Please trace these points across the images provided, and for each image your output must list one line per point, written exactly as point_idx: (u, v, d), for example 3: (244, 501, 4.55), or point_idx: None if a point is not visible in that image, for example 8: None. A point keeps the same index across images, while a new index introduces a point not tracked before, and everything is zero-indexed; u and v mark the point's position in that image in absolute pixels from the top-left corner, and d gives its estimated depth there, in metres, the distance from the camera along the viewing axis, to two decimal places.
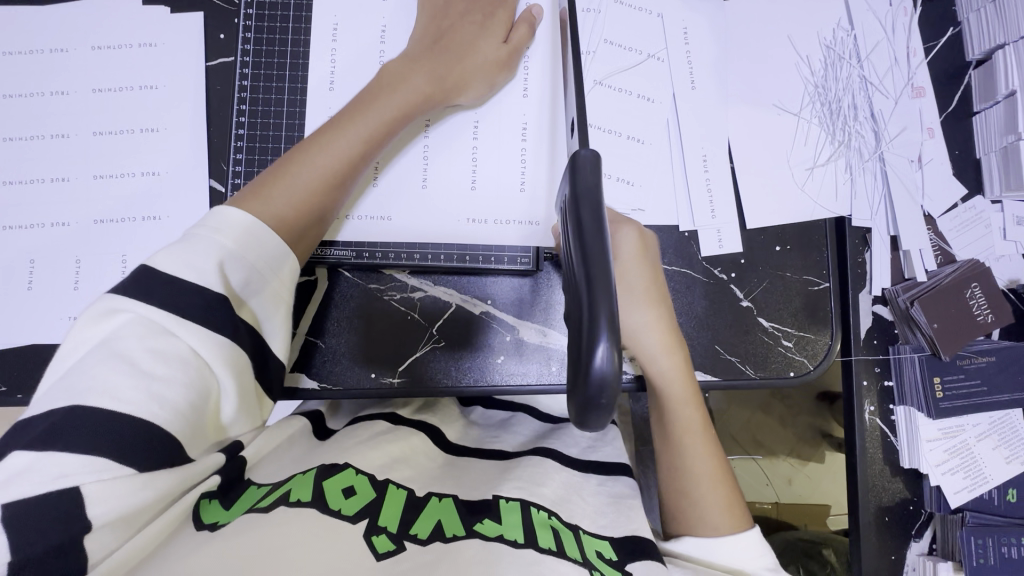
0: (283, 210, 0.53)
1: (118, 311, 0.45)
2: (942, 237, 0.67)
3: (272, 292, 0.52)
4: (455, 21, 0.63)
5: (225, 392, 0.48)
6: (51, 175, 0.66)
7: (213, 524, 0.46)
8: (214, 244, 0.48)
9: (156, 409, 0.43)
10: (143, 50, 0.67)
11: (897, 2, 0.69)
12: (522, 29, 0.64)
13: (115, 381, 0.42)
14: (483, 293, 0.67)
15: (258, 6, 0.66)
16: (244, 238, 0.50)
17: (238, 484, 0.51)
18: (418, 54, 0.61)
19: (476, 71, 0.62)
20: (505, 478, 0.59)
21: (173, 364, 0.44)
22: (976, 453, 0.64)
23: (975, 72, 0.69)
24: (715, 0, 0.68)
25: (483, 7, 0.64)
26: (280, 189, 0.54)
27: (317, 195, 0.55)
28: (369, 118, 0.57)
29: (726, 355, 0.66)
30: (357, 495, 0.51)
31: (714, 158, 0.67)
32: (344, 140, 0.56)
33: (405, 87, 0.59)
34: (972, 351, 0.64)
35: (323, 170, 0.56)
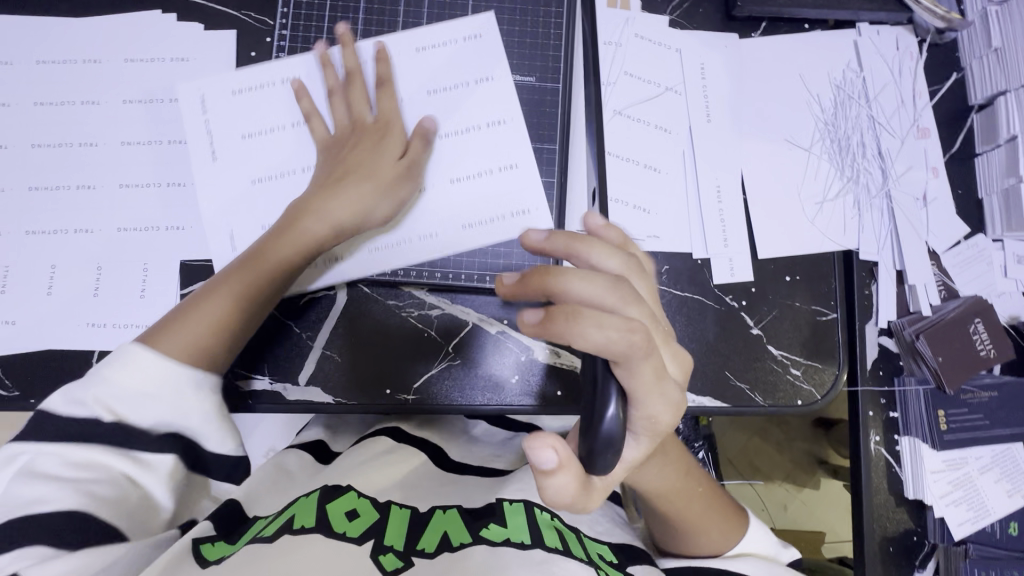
0: (220, 310, 0.55)
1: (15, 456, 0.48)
2: (946, 273, 0.69)
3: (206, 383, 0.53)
4: (354, 152, 0.62)
5: (148, 484, 0.51)
6: (77, 183, 0.67)
7: (218, 558, 0.48)
8: (98, 381, 0.50)
9: (82, 502, 0.47)
10: (176, 64, 0.69)
11: (904, 47, 0.72)
12: (416, 143, 0.62)
13: (40, 494, 0.46)
14: (500, 312, 0.68)
15: (292, 26, 0.68)
16: (136, 369, 0.51)
17: (240, 524, 0.54)
18: (345, 142, 0.63)
19: (415, 156, 0.62)
20: (512, 481, 0.61)
21: (90, 468, 0.49)
22: (979, 486, 0.65)
23: (977, 115, 0.72)
24: (730, 38, 0.71)
25: (376, 130, 0.63)
26: (170, 333, 0.54)
27: (225, 331, 0.55)
28: (315, 214, 0.58)
29: (736, 382, 0.67)
30: (361, 517, 0.53)
31: (728, 189, 0.69)
32: (291, 238, 0.58)
33: (303, 227, 0.58)
34: (975, 386, 0.66)
35: (228, 308, 0.55)
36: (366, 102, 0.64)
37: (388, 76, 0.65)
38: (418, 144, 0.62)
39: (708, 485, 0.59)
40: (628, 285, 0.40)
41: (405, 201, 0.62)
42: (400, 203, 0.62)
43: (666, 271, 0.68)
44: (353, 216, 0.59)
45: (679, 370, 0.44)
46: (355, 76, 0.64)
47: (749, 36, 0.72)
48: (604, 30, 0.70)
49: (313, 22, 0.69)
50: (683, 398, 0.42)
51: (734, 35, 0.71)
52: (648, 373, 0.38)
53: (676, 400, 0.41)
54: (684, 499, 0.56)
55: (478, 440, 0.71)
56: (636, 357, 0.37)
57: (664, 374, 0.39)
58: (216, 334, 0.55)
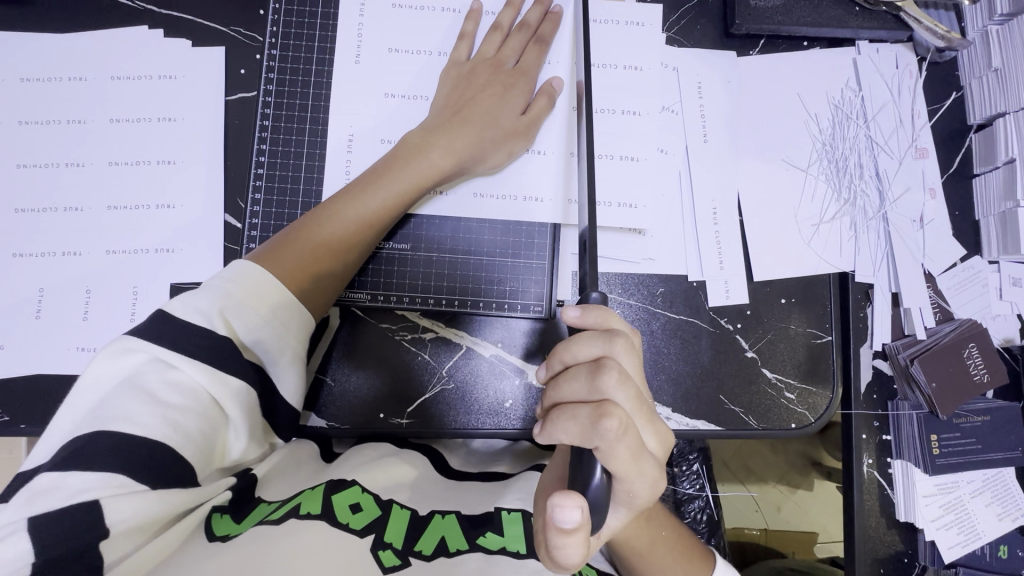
0: (339, 231, 0.58)
1: (132, 351, 0.46)
2: (941, 295, 0.69)
3: (280, 335, 0.53)
4: (474, 93, 0.64)
5: (234, 427, 0.49)
6: (64, 205, 0.66)
7: (224, 536, 0.46)
8: (221, 293, 0.50)
9: (169, 432, 0.44)
10: (164, 82, 0.67)
11: (904, 65, 0.71)
12: (541, 102, 0.65)
13: (135, 411, 0.44)
14: (493, 336, 0.67)
15: (281, 44, 0.66)
16: (250, 288, 0.51)
17: (250, 499, 0.51)
18: (474, 79, 0.65)
19: (538, 113, 0.65)
20: (507, 489, 0.59)
21: (188, 395, 0.47)
22: (970, 510, 0.66)
23: (976, 136, 0.71)
24: (729, 56, 0.70)
25: (503, 80, 0.65)
26: (289, 252, 0.56)
27: (328, 259, 0.58)
28: (435, 146, 0.61)
29: (730, 406, 0.67)
30: (364, 511, 0.52)
31: (724, 211, 0.68)
32: (411, 171, 0.61)
33: (422, 159, 0.61)
34: (968, 410, 0.66)
35: (338, 236, 0.58)
36: (516, 48, 0.66)
37: (549, 37, 0.67)
38: (543, 102, 0.65)
39: (672, 529, 0.58)
40: (607, 371, 0.42)
41: (517, 153, 0.65)
42: (511, 154, 0.65)
43: (661, 293, 0.68)
44: (468, 156, 0.62)
45: (660, 448, 0.44)
46: (530, 26, 0.66)
47: (748, 54, 0.71)
48: (601, 48, 0.68)
49: (302, 39, 0.67)
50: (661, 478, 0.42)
51: (732, 53, 0.70)
52: (626, 453, 0.40)
53: (655, 475, 0.42)
54: (646, 545, 0.55)
55: (478, 450, 0.69)
56: (608, 440, 0.40)
57: (642, 454, 0.41)
58: (327, 255, 0.58)
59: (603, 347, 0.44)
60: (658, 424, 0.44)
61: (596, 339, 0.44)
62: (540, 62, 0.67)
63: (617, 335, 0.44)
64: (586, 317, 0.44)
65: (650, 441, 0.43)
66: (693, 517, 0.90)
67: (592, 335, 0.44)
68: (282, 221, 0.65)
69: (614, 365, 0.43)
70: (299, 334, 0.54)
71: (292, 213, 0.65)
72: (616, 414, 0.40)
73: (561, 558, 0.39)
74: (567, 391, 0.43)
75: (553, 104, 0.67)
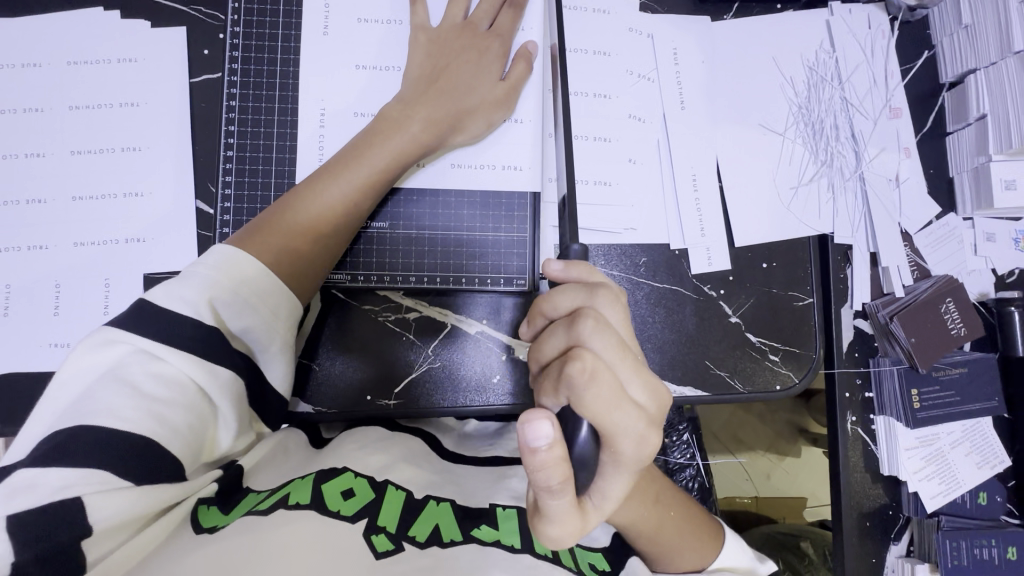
0: (323, 209, 0.57)
1: (115, 341, 0.45)
2: (918, 253, 0.70)
3: (269, 324, 0.52)
4: (450, 60, 0.63)
5: (223, 419, 0.49)
6: (26, 197, 0.64)
7: (212, 526, 0.45)
8: (208, 281, 0.49)
9: (155, 427, 0.43)
10: (123, 65, 0.65)
11: (876, 25, 0.71)
12: (520, 66, 0.64)
13: (118, 403, 0.43)
14: (477, 312, 0.67)
15: (244, 22, 0.64)
16: (235, 275, 0.50)
17: (238, 490, 0.50)
18: (447, 45, 0.63)
19: (516, 78, 0.64)
20: (503, 484, 0.59)
21: (173, 387, 0.45)
22: (950, 460, 0.67)
23: (948, 94, 0.72)
24: (703, 21, 0.70)
25: (478, 45, 0.64)
26: (271, 236, 0.55)
27: (312, 241, 0.57)
28: (415, 118, 0.60)
29: (716, 370, 0.67)
30: (356, 497, 0.51)
31: (703, 177, 0.68)
32: (392, 144, 0.59)
33: (402, 132, 0.59)
34: (947, 363, 0.67)
35: (320, 218, 0.57)
36: (490, 11, 0.65)
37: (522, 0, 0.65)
38: (522, 67, 0.64)
39: (681, 512, 0.59)
40: (581, 320, 0.43)
41: (497, 123, 0.64)
42: (490, 124, 0.64)
43: (644, 263, 0.68)
44: (448, 127, 0.61)
45: (654, 403, 0.42)
46: None
47: (722, 18, 0.70)
48: (575, 18, 0.68)
49: (267, 15, 0.64)
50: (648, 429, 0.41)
51: (706, 18, 0.70)
52: (599, 395, 0.40)
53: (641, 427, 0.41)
54: (658, 530, 0.56)
55: (470, 435, 0.69)
56: (575, 385, 0.40)
57: (619, 399, 0.40)
58: (312, 234, 0.57)
59: (584, 299, 0.45)
60: (643, 373, 0.42)
61: (577, 291, 0.45)
62: (515, 26, 0.65)
63: (597, 289, 0.45)
64: (569, 271, 0.47)
65: (637, 392, 0.42)
66: (685, 486, 0.91)
67: (574, 286, 0.46)
68: (256, 205, 0.64)
69: (589, 315, 0.43)
70: (288, 321, 0.54)
71: (265, 196, 0.64)
72: (583, 358, 0.41)
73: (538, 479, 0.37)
74: (549, 342, 0.45)
75: (531, 68, 0.65)
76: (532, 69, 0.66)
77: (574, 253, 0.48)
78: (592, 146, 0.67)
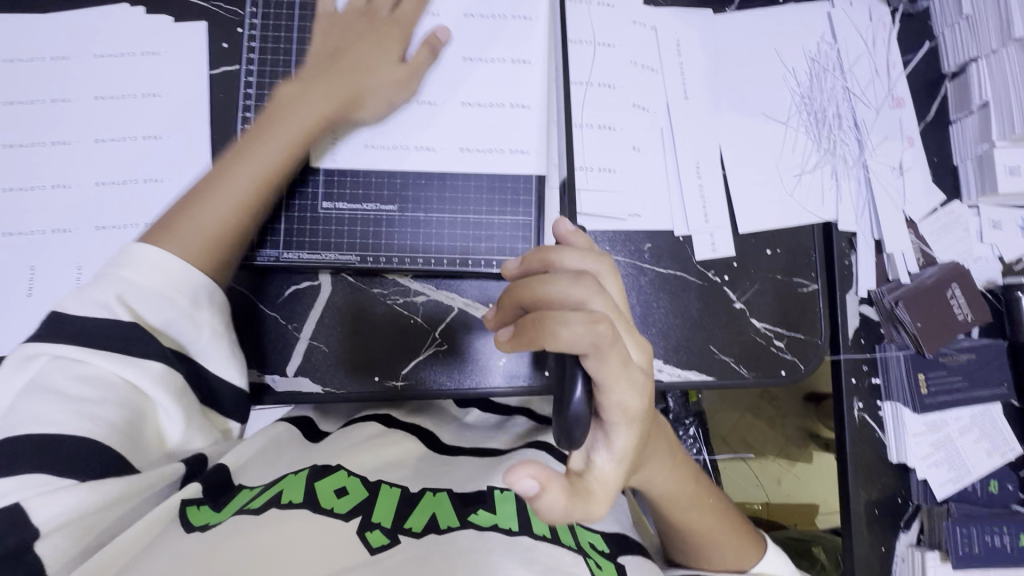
0: (238, 192, 0.56)
1: (34, 356, 0.47)
2: (923, 240, 0.70)
3: (190, 311, 0.51)
4: (348, 45, 0.64)
5: (163, 410, 0.50)
6: (52, 183, 0.66)
7: (203, 525, 0.47)
8: (116, 279, 0.49)
9: (90, 426, 0.45)
10: (146, 58, 0.68)
11: (877, 17, 0.72)
12: (422, 50, 0.65)
13: (46, 411, 0.44)
14: (484, 296, 0.68)
15: (262, 15, 0.67)
16: (144, 270, 0.50)
17: (227, 489, 0.52)
18: (346, 29, 0.65)
19: (420, 61, 0.65)
20: (501, 469, 0.60)
21: (102, 387, 0.47)
22: (960, 447, 0.67)
23: (950, 83, 0.72)
24: (705, 13, 0.71)
25: (375, 27, 0.65)
26: (181, 229, 0.53)
27: (226, 226, 0.55)
28: (313, 96, 0.60)
29: (720, 355, 0.68)
30: (350, 495, 0.52)
31: (707, 165, 0.69)
32: (289, 124, 0.59)
33: (302, 110, 0.60)
34: (954, 349, 0.67)
35: (233, 202, 0.56)
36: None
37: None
38: (425, 53, 0.65)
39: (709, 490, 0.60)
40: (588, 278, 0.44)
41: (399, 103, 0.65)
42: (392, 104, 0.65)
43: (648, 249, 0.69)
44: (343, 104, 0.62)
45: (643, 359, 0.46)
46: None
47: (724, 11, 0.72)
48: (580, 16, 0.70)
49: (283, 9, 0.67)
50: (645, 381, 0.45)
51: (709, 10, 0.71)
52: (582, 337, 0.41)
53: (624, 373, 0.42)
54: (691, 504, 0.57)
55: (467, 427, 0.70)
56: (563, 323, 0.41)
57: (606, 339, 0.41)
58: (226, 221, 0.55)
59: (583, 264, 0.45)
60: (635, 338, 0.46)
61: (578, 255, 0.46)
62: (418, 11, 0.67)
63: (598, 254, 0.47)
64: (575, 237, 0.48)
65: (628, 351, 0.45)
66: None
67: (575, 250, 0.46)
68: None
69: (593, 277, 0.45)
70: (212, 305, 0.53)
71: None
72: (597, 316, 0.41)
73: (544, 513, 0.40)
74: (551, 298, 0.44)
75: (437, 55, 0.67)
76: (436, 54, 0.67)
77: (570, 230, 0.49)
78: (596, 135, 0.69)
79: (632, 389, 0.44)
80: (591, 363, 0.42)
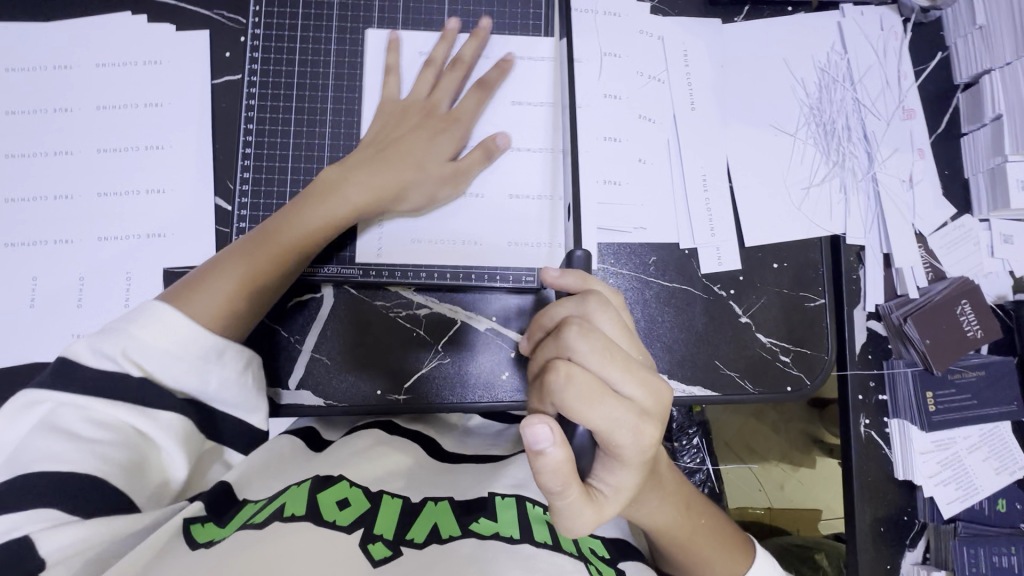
0: (263, 258, 0.55)
1: (32, 404, 0.46)
2: (933, 254, 0.69)
3: (201, 363, 0.50)
4: (403, 132, 0.64)
5: (166, 450, 0.49)
6: (54, 193, 0.66)
7: (208, 542, 0.46)
8: (122, 336, 0.48)
9: (97, 466, 0.45)
10: (149, 67, 0.67)
11: (888, 27, 0.71)
12: (474, 155, 0.65)
13: (53, 452, 0.44)
14: (486, 309, 0.67)
15: (265, 25, 0.66)
16: (155, 329, 0.49)
17: (231, 506, 0.51)
18: (407, 119, 0.65)
19: (467, 165, 0.65)
20: (502, 472, 0.60)
21: (107, 430, 0.46)
22: (968, 465, 0.66)
23: (963, 95, 0.71)
24: (713, 24, 0.70)
25: (433, 124, 0.65)
26: (205, 289, 0.53)
27: (249, 292, 0.55)
28: (354, 184, 0.60)
29: (725, 370, 0.67)
30: (352, 506, 0.52)
31: (713, 177, 0.69)
32: (326, 209, 0.59)
33: (340, 199, 0.59)
34: (962, 366, 0.66)
35: (258, 266, 0.55)
36: (448, 90, 0.66)
37: (494, 82, 0.67)
38: (478, 154, 0.65)
39: (713, 521, 0.59)
40: (570, 326, 0.43)
41: (442, 200, 0.65)
42: (433, 199, 0.65)
43: (653, 262, 0.68)
44: (388, 197, 0.62)
45: (651, 398, 0.42)
46: None
47: (732, 21, 0.71)
48: (586, 27, 0.69)
49: (286, 19, 0.67)
50: (647, 415, 0.42)
51: (717, 20, 0.70)
52: (578, 395, 0.40)
53: (634, 420, 0.41)
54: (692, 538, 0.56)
55: (471, 434, 0.69)
56: (555, 387, 0.40)
57: (602, 391, 0.40)
58: (243, 286, 0.54)
59: (577, 309, 0.45)
60: (640, 372, 0.42)
61: (570, 301, 0.45)
62: (479, 108, 0.67)
63: (589, 296, 0.45)
64: (564, 279, 0.47)
65: (628, 389, 0.41)
66: None
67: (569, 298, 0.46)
68: (272, 201, 0.65)
69: (581, 322, 0.43)
70: (228, 363, 0.52)
71: (281, 192, 0.66)
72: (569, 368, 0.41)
73: (546, 482, 0.39)
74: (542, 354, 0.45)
75: (492, 158, 0.66)
76: (491, 158, 0.66)
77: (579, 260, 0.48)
78: (602, 147, 0.68)
79: (628, 426, 0.41)
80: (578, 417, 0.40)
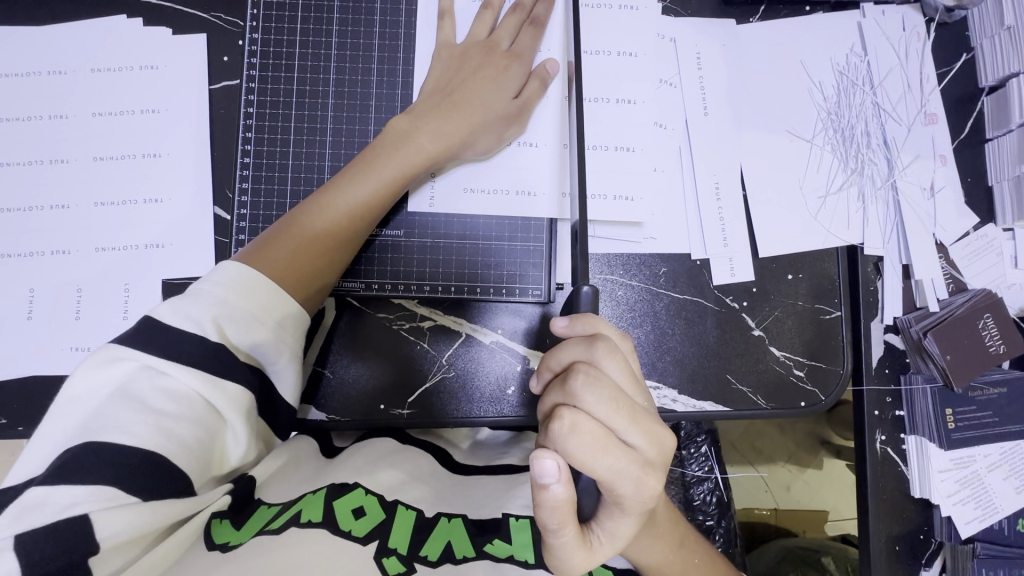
0: (317, 235, 0.56)
1: (121, 359, 0.44)
2: (954, 265, 0.67)
3: (274, 338, 0.50)
4: (468, 76, 0.62)
5: (233, 432, 0.48)
6: (51, 203, 0.65)
7: (225, 544, 0.45)
8: (215, 300, 0.48)
9: (164, 442, 0.43)
10: (145, 72, 0.66)
11: (911, 27, 0.68)
12: (534, 84, 0.63)
13: (125, 420, 0.42)
14: (492, 322, 0.66)
15: (263, 29, 0.64)
16: (241, 292, 0.49)
17: (249, 504, 0.50)
18: (467, 61, 0.62)
19: (531, 96, 0.63)
20: (517, 492, 0.58)
21: (182, 402, 0.45)
22: (987, 484, 0.64)
23: (988, 99, 0.68)
24: (728, 24, 0.68)
25: (497, 61, 0.62)
26: (278, 254, 0.54)
27: (315, 258, 0.56)
28: (425, 131, 0.59)
29: (737, 385, 0.65)
30: (368, 516, 0.50)
31: (726, 184, 0.66)
32: (400, 156, 0.58)
33: (412, 145, 0.59)
34: (984, 382, 0.64)
35: (318, 237, 0.56)
36: (510, 30, 0.64)
37: (544, 17, 0.64)
38: (535, 85, 0.63)
39: (703, 557, 0.57)
40: (575, 375, 0.41)
41: (511, 139, 0.63)
42: (501, 140, 0.63)
43: (664, 273, 0.66)
44: (457, 142, 0.60)
45: (654, 449, 0.41)
46: (524, 8, 0.64)
47: (748, 21, 0.68)
48: (595, 27, 0.66)
49: (285, 23, 0.65)
50: (652, 467, 0.41)
51: (732, 20, 0.68)
52: (582, 445, 0.39)
53: (638, 470, 0.40)
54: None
55: (483, 445, 0.68)
56: (558, 435, 0.39)
57: (608, 440, 0.40)
58: (312, 255, 0.55)
59: (584, 353, 0.43)
60: (647, 423, 0.41)
61: (577, 345, 0.44)
62: (535, 45, 0.64)
63: (596, 340, 0.43)
64: (573, 328, 0.45)
65: (635, 441, 0.40)
66: (702, 501, 0.87)
67: (574, 341, 0.44)
68: (272, 211, 0.64)
69: (589, 369, 0.42)
70: (296, 335, 0.53)
71: (280, 203, 0.64)
72: (575, 418, 0.39)
73: (544, 517, 0.39)
74: (546, 397, 0.43)
75: (546, 88, 0.64)
76: (546, 87, 0.64)
77: (585, 297, 0.46)
78: (612, 156, 0.66)
79: (632, 478, 0.40)
80: (581, 467, 0.39)
